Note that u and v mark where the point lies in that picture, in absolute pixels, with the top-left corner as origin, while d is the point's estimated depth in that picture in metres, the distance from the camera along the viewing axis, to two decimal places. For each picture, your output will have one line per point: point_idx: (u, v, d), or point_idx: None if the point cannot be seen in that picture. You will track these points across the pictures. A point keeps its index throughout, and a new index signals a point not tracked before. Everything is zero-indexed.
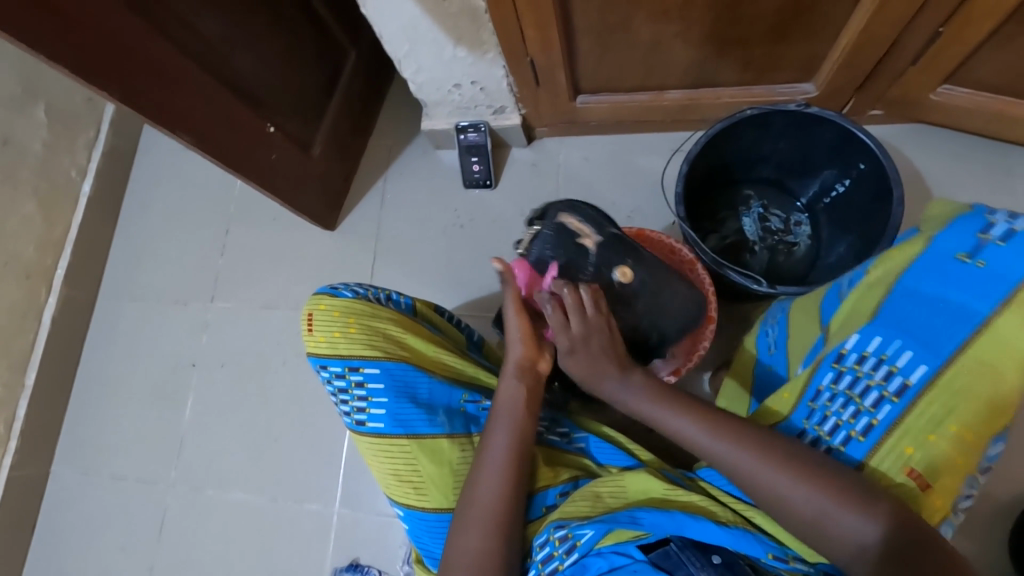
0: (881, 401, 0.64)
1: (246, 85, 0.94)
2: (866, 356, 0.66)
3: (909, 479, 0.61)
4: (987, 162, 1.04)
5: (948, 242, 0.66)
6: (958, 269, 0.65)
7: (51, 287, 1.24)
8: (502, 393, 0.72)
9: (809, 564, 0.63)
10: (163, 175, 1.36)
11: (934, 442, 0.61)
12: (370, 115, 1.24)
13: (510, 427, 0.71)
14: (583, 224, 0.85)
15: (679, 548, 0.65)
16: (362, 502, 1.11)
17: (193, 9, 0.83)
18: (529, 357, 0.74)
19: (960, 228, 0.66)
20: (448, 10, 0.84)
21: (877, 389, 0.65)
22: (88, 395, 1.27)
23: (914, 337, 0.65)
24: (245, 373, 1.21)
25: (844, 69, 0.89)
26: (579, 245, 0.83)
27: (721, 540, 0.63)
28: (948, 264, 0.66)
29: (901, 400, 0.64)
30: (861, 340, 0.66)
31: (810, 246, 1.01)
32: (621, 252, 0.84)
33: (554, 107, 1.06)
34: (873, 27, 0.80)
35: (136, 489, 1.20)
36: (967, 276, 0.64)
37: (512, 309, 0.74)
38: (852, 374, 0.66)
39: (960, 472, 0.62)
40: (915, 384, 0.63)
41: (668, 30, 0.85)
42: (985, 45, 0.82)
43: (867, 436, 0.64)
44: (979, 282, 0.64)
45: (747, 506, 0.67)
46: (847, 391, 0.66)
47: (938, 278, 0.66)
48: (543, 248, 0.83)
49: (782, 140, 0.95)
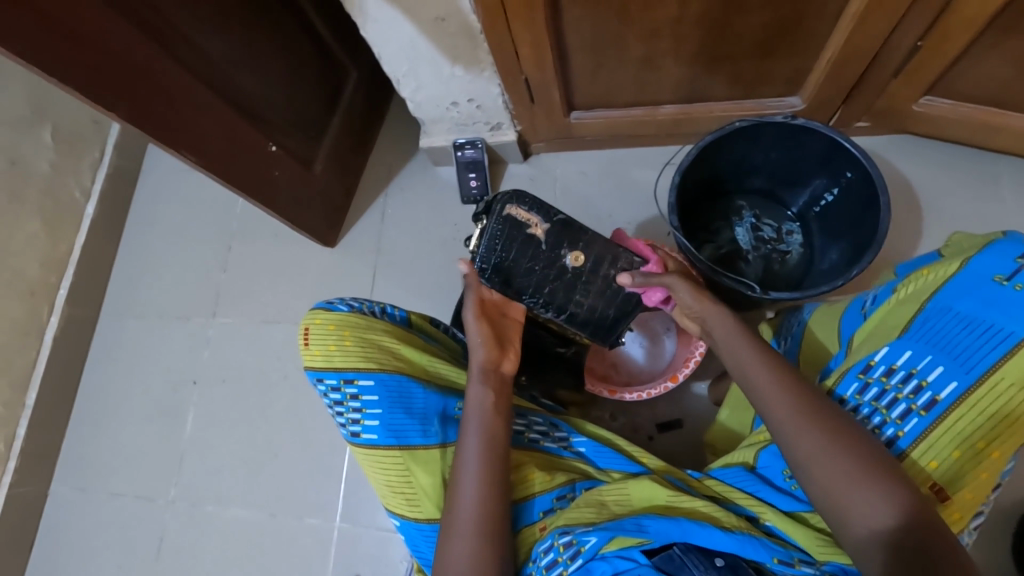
0: (909, 414, 0.65)
1: (249, 105, 0.97)
2: (894, 369, 0.66)
3: (931, 491, 0.63)
4: (973, 171, 1.07)
5: (987, 262, 0.65)
6: (997, 291, 0.64)
7: (54, 306, 1.25)
8: (467, 399, 0.73)
9: (816, 566, 0.63)
10: (166, 194, 1.38)
11: (957, 456, 0.63)
12: (370, 133, 1.27)
13: (479, 438, 0.70)
14: (531, 213, 0.83)
15: (682, 551, 0.65)
16: (362, 516, 1.10)
17: (200, 32, 0.86)
18: (492, 359, 0.77)
19: (998, 251, 0.64)
20: (445, 30, 0.87)
21: (906, 402, 0.65)
22: (88, 413, 1.27)
23: (946, 353, 0.65)
24: (246, 389, 1.21)
25: (829, 83, 0.92)
26: (528, 237, 0.82)
27: (727, 546, 0.64)
28: (986, 284, 0.64)
29: (929, 414, 0.64)
30: (890, 353, 0.67)
31: (803, 254, 1.02)
32: (571, 238, 0.84)
33: (550, 123, 1.08)
34: (855, 42, 0.83)
35: (134, 508, 1.19)
36: (1006, 299, 0.63)
37: (472, 315, 0.79)
38: (879, 386, 0.67)
39: (981, 486, 0.63)
40: (945, 400, 0.63)
41: (658, 48, 0.88)
42: (964, 59, 0.85)
43: (895, 448, 0.65)
44: (1017, 304, 0.62)
45: (762, 505, 0.68)
46: (873, 402, 0.67)
47: (974, 298, 0.65)
48: (490, 245, 0.82)
49: (772, 150, 0.97)
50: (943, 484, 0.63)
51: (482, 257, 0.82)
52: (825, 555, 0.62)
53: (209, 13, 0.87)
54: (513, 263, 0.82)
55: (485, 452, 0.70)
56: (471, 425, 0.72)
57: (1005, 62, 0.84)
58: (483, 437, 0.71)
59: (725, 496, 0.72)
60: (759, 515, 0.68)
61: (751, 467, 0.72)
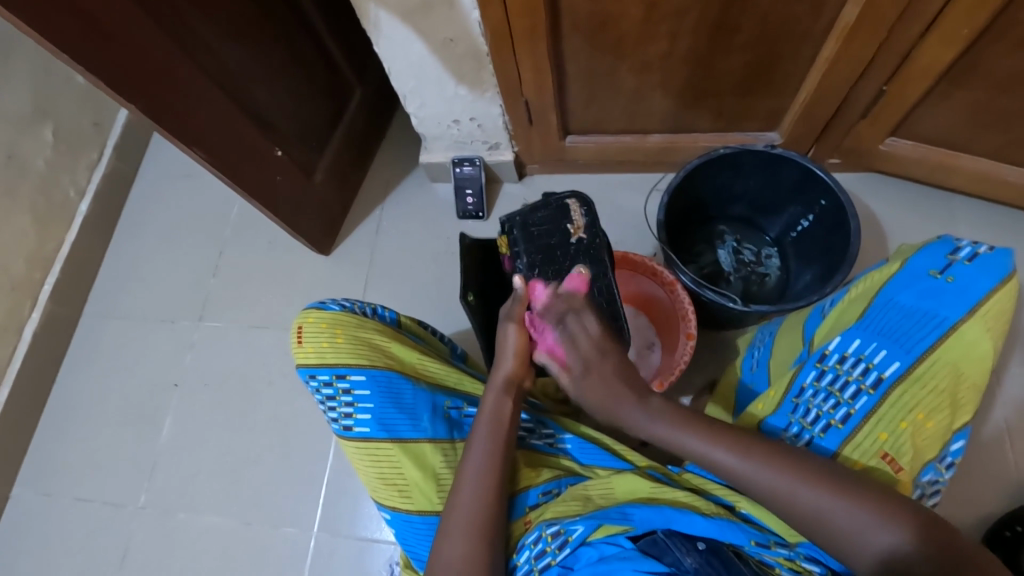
0: (859, 393, 0.72)
1: (259, 112, 1.00)
2: (846, 356, 0.73)
3: (884, 462, 0.69)
4: (932, 209, 1.15)
5: (923, 260, 0.75)
6: (931, 284, 0.73)
7: (35, 302, 1.23)
8: (485, 403, 0.77)
9: (789, 547, 0.66)
10: (160, 198, 1.38)
11: (905, 429, 0.69)
12: (371, 148, 1.32)
13: (485, 443, 0.73)
14: (580, 217, 0.89)
15: (666, 535, 0.66)
16: (341, 527, 1.08)
17: (220, 40, 0.90)
18: (517, 374, 0.80)
19: (933, 250, 0.75)
20: (454, 51, 0.92)
21: (855, 383, 0.72)
22: (59, 415, 1.24)
23: (889, 339, 0.73)
24: (229, 393, 1.20)
25: (803, 121, 1.00)
26: (565, 231, 0.88)
27: (705, 530, 0.66)
28: (923, 278, 0.74)
29: (876, 391, 0.71)
30: (842, 342, 0.74)
31: (780, 277, 1.09)
32: (591, 257, 0.86)
33: (545, 146, 1.14)
34: (826, 84, 0.92)
35: (100, 515, 1.15)
36: (938, 289, 0.72)
37: (514, 327, 0.80)
38: (834, 372, 0.73)
39: (927, 456, 0.70)
40: (889, 378, 0.71)
41: (650, 81, 0.95)
42: (923, 104, 0.94)
43: (845, 424, 0.71)
44: (950, 294, 0.72)
45: (735, 495, 0.72)
46: (828, 387, 0.73)
47: (914, 291, 0.74)
48: (537, 211, 0.90)
49: (751, 178, 1.04)
50: (893, 455, 0.69)
51: (522, 218, 0.89)
52: (796, 536, 0.66)
53: (228, 22, 0.91)
54: (539, 236, 0.88)
55: (488, 455, 0.72)
56: (482, 429, 0.74)
57: (959, 110, 0.93)
58: (492, 434, 0.74)
59: (701, 487, 0.76)
60: (733, 504, 0.72)
61: None
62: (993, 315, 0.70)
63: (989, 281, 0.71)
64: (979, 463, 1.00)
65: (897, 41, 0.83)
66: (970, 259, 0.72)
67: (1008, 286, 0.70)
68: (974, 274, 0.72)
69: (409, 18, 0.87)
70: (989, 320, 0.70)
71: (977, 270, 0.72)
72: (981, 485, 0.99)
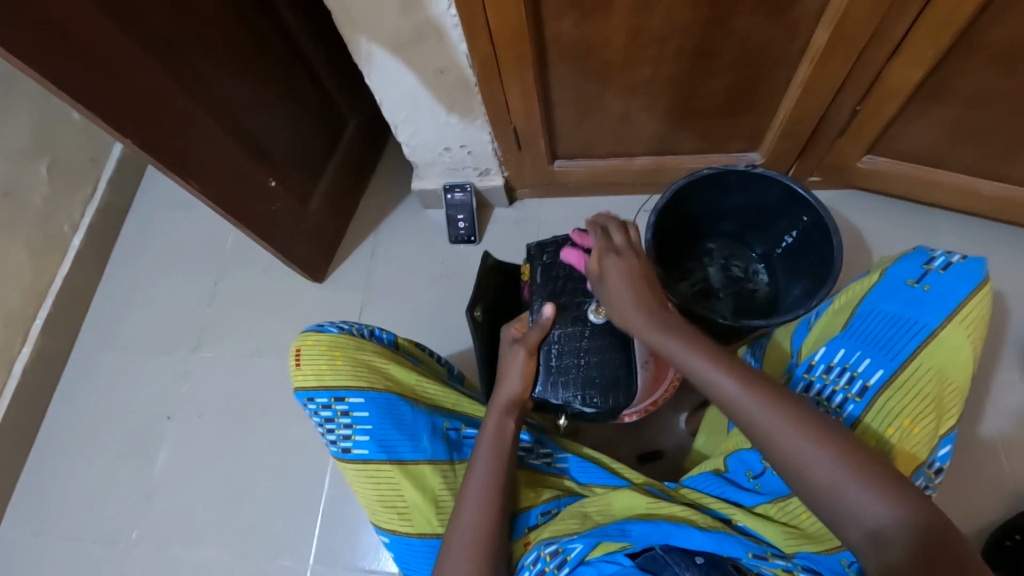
0: (846, 401, 0.74)
1: (256, 144, 1.03)
2: (832, 366, 0.76)
3: None
4: (913, 223, 1.19)
5: (901, 270, 0.77)
6: (909, 293, 0.75)
7: (29, 336, 1.23)
8: (485, 425, 0.77)
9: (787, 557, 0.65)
10: (156, 230, 1.39)
11: (892, 435, 0.71)
12: (365, 177, 1.34)
13: (485, 464, 0.73)
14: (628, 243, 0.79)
15: (664, 552, 0.64)
16: (339, 557, 1.07)
17: (218, 76, 0.93)
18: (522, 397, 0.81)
19: (909, 261, 0.77)
20: (445, 81, 0.96)
21: (842, 392, 0.74)
22: (51, 449, 1.22)
23: (873, 347, 0.75)
24: (225, 422, 1.19)
25: (782, 141, 1.04)
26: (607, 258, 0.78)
27: (704, 544, 0.66)
28: (902, 288, 0.76)
29: (863, 399, 0.73)
30: (827, 352, 0.76)
31: (769, 291, 1.11)
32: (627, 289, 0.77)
33: (536, 170, 1.17)
34: (802, 105, 0.95)
35: (91, 551, 1.13)
36: (916, 297, 0.74)
37: (524, 354, 0.82)
38: (821, 381, 0.76)
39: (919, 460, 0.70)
40: (874, 385, 0.73)
41: (634, 105, 0.98)
42: (896, 122, 0.98)
43: None
44: (929, 301, 0.74)
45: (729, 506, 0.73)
46: (817, 396, 0.76)
47: (895, 300, 0.76)
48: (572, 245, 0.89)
49: (735, 197, 1.07)
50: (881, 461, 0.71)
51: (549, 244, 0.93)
52: (793, 546, 0.66)
53: (228, 60, 0.94)
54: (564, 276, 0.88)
55: (487, 477, 0.72)
56: (484, 449, 0.75)
57: (931, 126, 0.97)
58: (491, 454, 0.74)
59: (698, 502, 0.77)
60: (730, 517, 0.73)
61: (719, 471, 0.78)
62: (972, 320, 0.71)
63: (965, 288, 0.72)
64: (976, 473, 1.00)
65: (867, 63, 0.87)
66: (944, 268, 0.74)
67: (983, 292, 0.72)
68: (950, 282, 0.73)
69: (400, 50, 0.90)
70: (968, 325, 0.71)
71: (953, 278, 0.73)
72: (978, 494, 0.99)
